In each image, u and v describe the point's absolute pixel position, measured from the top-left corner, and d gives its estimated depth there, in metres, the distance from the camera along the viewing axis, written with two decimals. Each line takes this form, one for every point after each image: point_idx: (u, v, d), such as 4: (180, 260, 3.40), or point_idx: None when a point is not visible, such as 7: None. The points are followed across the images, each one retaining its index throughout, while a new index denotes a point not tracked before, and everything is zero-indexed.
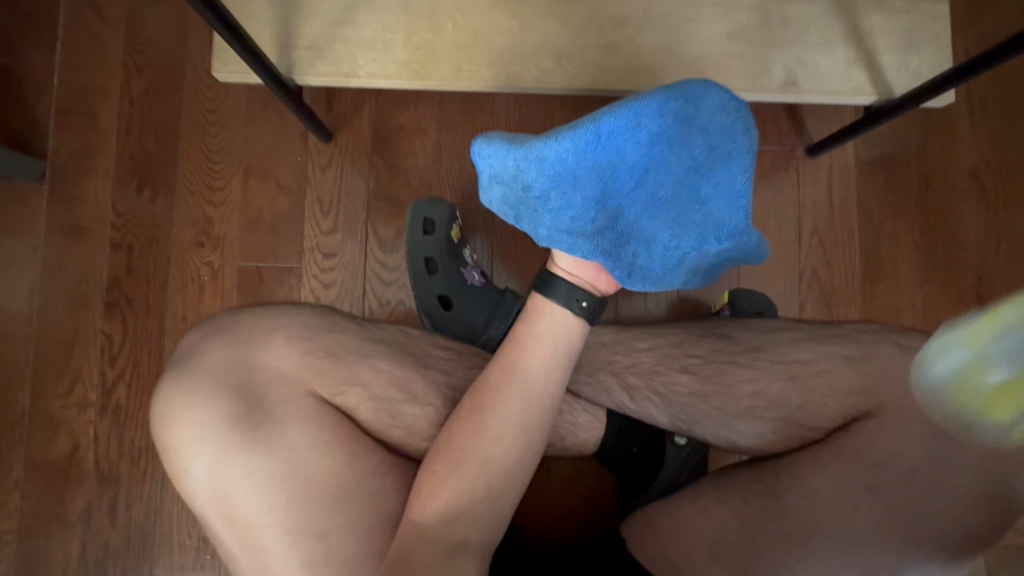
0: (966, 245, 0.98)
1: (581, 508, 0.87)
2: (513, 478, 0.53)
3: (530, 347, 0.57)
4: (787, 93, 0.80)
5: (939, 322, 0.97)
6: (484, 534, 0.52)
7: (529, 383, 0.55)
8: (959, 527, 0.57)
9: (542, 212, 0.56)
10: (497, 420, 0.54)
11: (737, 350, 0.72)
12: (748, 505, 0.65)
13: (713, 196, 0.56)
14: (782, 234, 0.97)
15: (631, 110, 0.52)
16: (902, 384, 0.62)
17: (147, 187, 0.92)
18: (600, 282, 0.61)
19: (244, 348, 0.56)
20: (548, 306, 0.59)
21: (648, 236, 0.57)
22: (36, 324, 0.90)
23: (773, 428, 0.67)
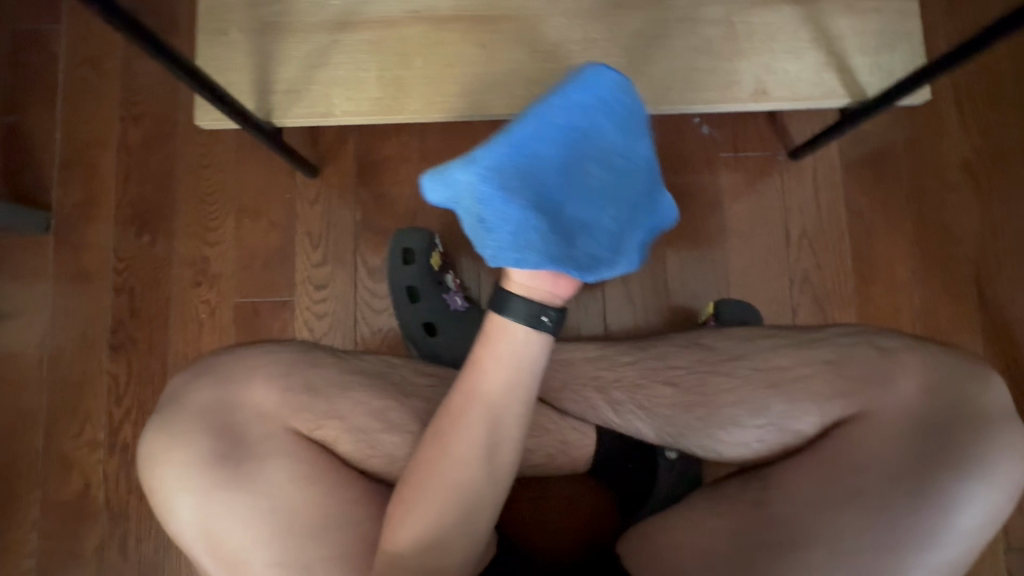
0: (962, 239, 0.96)
1: (585, 528, 0.86)
2: (485, 501, 0.54)
3: (495, 369, 0.55)
4: (757, 101, 0.81)
5: (939, 321, 0.95)
6: (459, 559, 0.53)
7: (493, 405, 0.54)
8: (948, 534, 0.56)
9: (485, 234, 0.53)
10: (460, 446, 0.53)
11: (718, 359, 0.71)
12: (738, 516, 0.64)
13: (632, 170, 0.60)
14: (770, 239, 0.97)
15: (537, 114, 0.56)
16: (882, 389, 0.62)
17: (146, 231, 0.95)
18: (560, 290, 0.57)
19: (226, 388, 0.58)
20: (508, 325, 0.56)
21: (591, 225, 0.57)
22: (48, 368, 0.94)
23: (758, 437, 0.67)
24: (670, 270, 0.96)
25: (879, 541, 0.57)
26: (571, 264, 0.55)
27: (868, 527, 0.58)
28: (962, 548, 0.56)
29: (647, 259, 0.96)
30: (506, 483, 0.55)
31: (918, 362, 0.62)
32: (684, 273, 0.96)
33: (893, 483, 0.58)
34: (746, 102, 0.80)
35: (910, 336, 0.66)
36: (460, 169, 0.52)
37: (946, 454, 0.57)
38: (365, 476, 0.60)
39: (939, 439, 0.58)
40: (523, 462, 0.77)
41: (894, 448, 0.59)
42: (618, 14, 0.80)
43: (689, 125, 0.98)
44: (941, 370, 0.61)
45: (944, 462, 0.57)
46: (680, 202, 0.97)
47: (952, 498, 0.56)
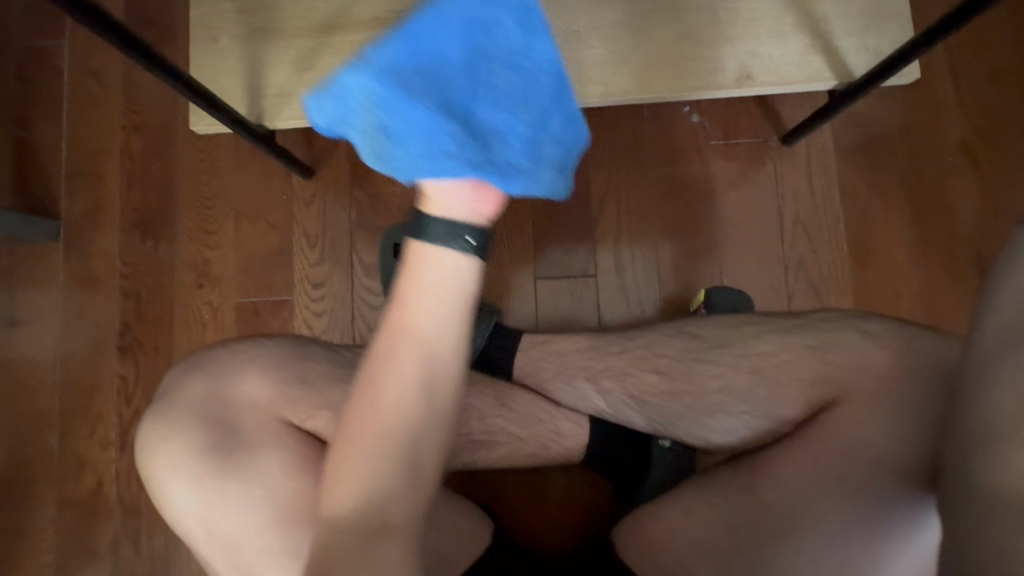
0: (962, 221, 0.95)
1: (580, 522, 0.86)
2: (428, 446, 0.51)
3: (421, 300, 0.52)
4: (742, 87, 0.81)
5: (939, 304, 0.93)
6: (407, 516, 0.50)
7: (422, 341, 0.51)
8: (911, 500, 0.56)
9: (391, 144, 0.47)
10: (390, 386, 0.51)
11: (704, 346, 0.72)
12: (729, 503, 0.64)
13: (545, 70, 0.51)
14: (764, 226, 0.96)
15: (432, 8, 0.48)
16: (858, 370, 0.62)
17: (150, 236, 0.98)
18: (480, 207, 0.52)
19: (218, 380, 0.60)
20: (430, 250, 0.52)
21: (504, 131, 0.50)
22: (61, 371, 0.98)
23: (745, 424, 0.68)
24: (663, 260, 0.96)
25: (856, 516, 0.58)
26: (490, 169, 0.48)
27: (851, 503, 0.58)
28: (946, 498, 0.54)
29: (641, 250, 0.96)
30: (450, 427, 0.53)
31: (897, 343, 0.62)
32: (677, 263, 0.96)
33: (875, 464, 0.58)
34: (731, 88, 0.80)
35: (895, 318, 0.66)
36: (350, 74, 0.46)
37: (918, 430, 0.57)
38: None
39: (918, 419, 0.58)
40: (517, 453, 0.78)
41: (886, 434, 0.58)
42: (599, 5, 0.81)
43: (679, 114, 0.98)
44: (919, 351, 0.61)
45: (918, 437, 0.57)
46: (672, 191, 0.97)
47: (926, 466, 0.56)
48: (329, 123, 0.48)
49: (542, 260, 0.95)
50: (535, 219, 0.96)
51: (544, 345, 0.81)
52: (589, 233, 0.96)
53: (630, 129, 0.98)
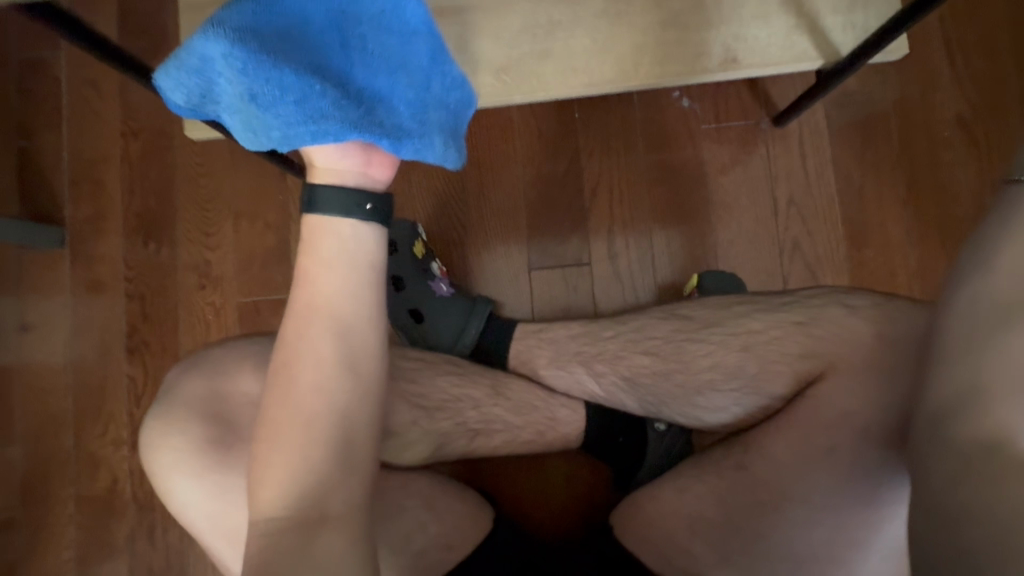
0: (959, 196, 0.94)
1: (581, 507, 0.87)
2: (355, 414, 0.55)
3: (327, 275, 0.56)
4: (727, 70, 0.80)
5: (937, 280, 0.93)
6: (346, 494, 0.52)
7: (331, 313, 0.56)
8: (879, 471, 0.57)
9: (267, 112, 0.48)
10: (307, 364, 0.54)
11: (693, 326, 0.72)
12: (722, 481, 0.66)
13: (417, 33, 0.55)
14: (757, 209, 0.96)
15: None
16: (842, 343, 0.62)
17: (152, 239, 1.01)
18: (372, 171, 0.57)
19: (217, 378, 0.62)
20: (328, 223, 0.56)
21: (384, 96, 0.53)
22: (73, 374, 1.01)
23: (735, 401, 0.68)
24: (656, 246, 0.96)
25: (845, 491, 0.58)
26: (375, 130, 0.50)
27: (840, 475, 0.59)
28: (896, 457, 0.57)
29: (634, 237, 0.96)
30: (375, 394, 0.57)
31: (881, 316, 0.62)
32: (671, 249, 0.96)
33: (863, 436, 0.58)
34: (716, 72, 0.80)
35: (883, 293, 0.66)
36: (206, 43, 0.46)
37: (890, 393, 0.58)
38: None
39: (898, 384, 0.58)
40: (514, 441, 0.79)
41: (873, 405, 0.58)
42: None
43: (669, 99, 0.98)
44: (906, 322, 0.61)
45: (876, 402, 0.58)
46: (663, 177, 0.97)
47: (890, 432, 0.57)
48: (197, 98, 0.49)
49: (537, 250, 0.96)
50: (528, 210, 0.97)
51: (539, 334, 0.82)
52: (582, 221, 0.96)
53: (620, 116, 0.98)
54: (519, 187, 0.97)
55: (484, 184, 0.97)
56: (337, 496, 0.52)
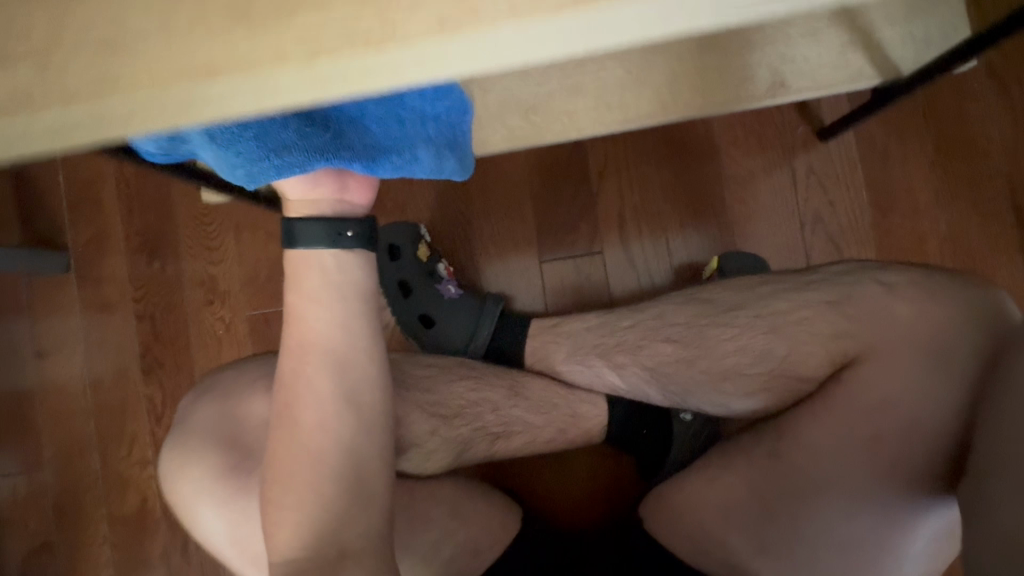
0: (989, 152, 0.89)
1: (610, 498, 0.86)
2: (361, 451, 0.54)
3: (315, 312, 0.53)
4: (775, 95, 0.76)
5: (968, 244, 0.89)
6: (361, 528, 0.53)
7: (325, 352, 0.54)
8: (926, 461, 0.55)
9: (226, 151, 0.42)
10: (308, 407, 0.54)
11: (716, 311, 0.67)
12: (754, 469, 0.63)
13: None
14: (774, 181, 0.91)
15: None
16: (879, 322, 0.59)
17: (155, 257, 0.99)
18: (350, 194, 0.52)
19: (227, 404, 0.60)
20: (309, 256, 0.52)
21: (357, 116, 0.48)
22: (93, 396, 1.01)
23: (763, 384, 0.63)
24: (671, 228, 0.92)
25: (887, 482, 0.56)
26: (348, 156, 0.46)
27: (882, 467, 0.56)
28: (934, 449, 0.54)
29: (647, 221, 0.92)
30: (379, 428, 0.56)
31: (918, 292, 0.59)
32: (685, 230, 0.92)
33: (906, 423, 0.56)
34: (763, 100, 0.76)
35: (919, 267, 0.62)
36: None
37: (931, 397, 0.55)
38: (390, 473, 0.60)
39: (946, 378, 0.55)
40: (536, 441, 0.77)
41: (911, 386, 0.56)
42: None
43: None
44: (944, 299, 0.58)
45: (906, 406, 0.56)
46: (673, 154, 0.92)
47: (919, 440, 0.55)
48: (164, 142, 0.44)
49: (546, 241, 0.93)
50: (534, 199, 0.93)
51: (554, 329, 0.79)
52: (591, 207, 0.93)
53: None
54: (522, 176, 0.93)
55: (488, 176, 0.93)
56: (352, 536, 0.53)
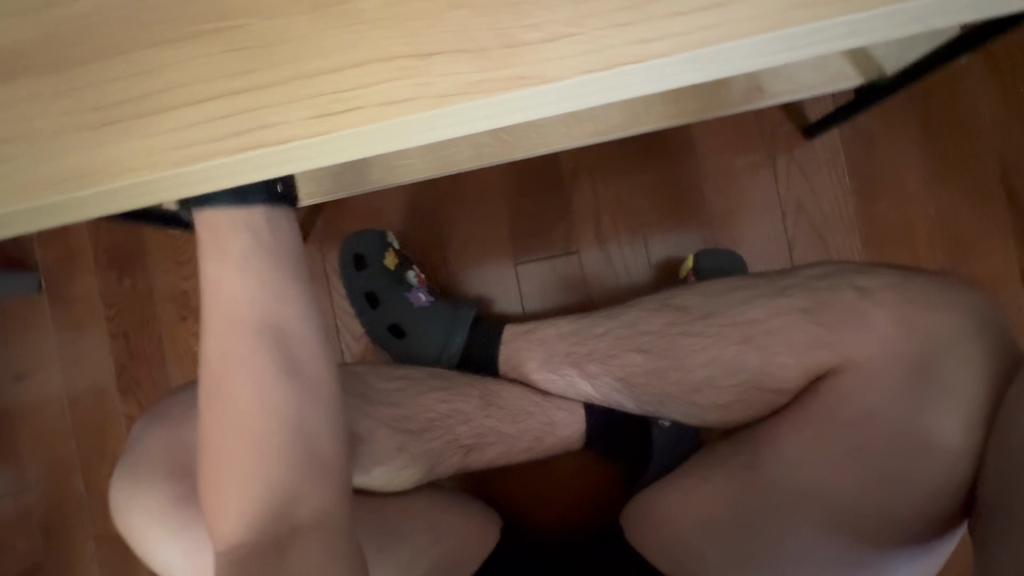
0: (981, 131, 0.85)
1: (596, 505, 0.84)
2: (311, 422, 0.47)
3: (235, 274, 0.43)
4: (752, 101, 0.73)
5: (959, 229, 0.85)
6: (315, 498, 0.46)
7: (256, 325, 0.45)
8: (913, 479, 0.51)
9: None
10: (240, 378, 0.45)
11: (690, 318, 0.63)
12: (732, 481, 0.60)
13: None
14: (755, 171, 0.88)
15: None
16: (857, 334, 0.54)
17: (125, 274, 0.97)
18: None
19: (180, 428, 0.56)
20: (229, 221, 0.43)
21: None
22: (73, 417, 1.00)
23: (736, 396, 0.60)
24: (649, 224, 0.89)
25: (870, 498, 0.53)
26: None
27: (865, 482, 0.53)
28: (922, 465, 0.51)
29: (625, 218, 0.89)
30: (326, 398, 0.48)
31: (896, 299, 0.55)
32: (663, 225, 0.89)
33: (890, 436, 0.52)
34: (741, 106, 0.72)
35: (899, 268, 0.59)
36: None
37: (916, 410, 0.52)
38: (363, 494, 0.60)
39: (925, 391, 0.52)
40: (512, 451, 0.75)
41: (892, 399, 0.53)
42: None
43: None
44: (925, 307, 0.54)
45: (889, 414, 0.53)
46: (649, 147, 0.89)
47: (910, 449, 0.51)
48: None
49: (521, 243, 0.90)
50: (508, 199, 0.90)
51: (528, 334, 0.76)
52: (566, 205, 0.90)
53: None
54: (494, 177, 0.90)
55: (459, 177, 0.90)
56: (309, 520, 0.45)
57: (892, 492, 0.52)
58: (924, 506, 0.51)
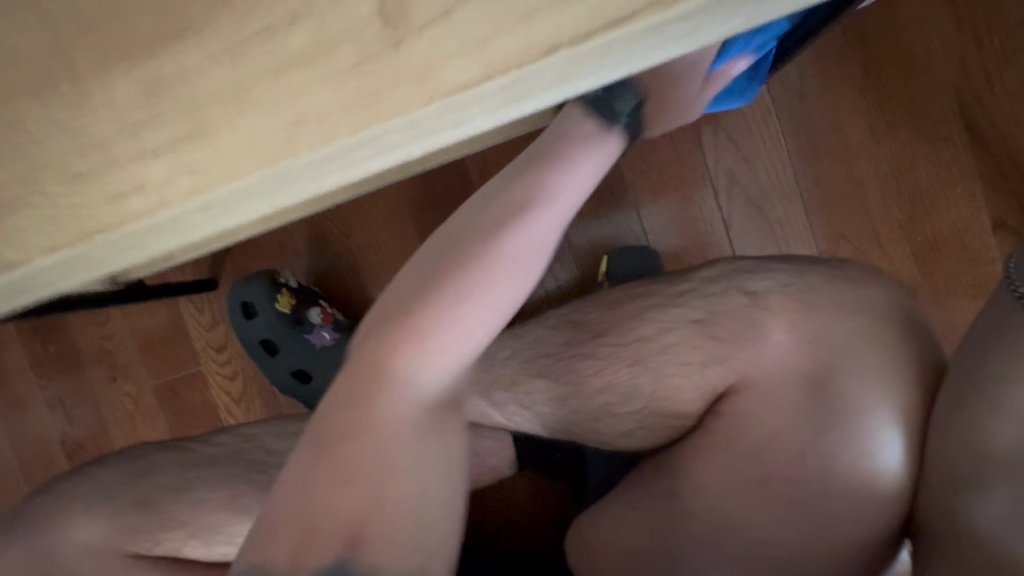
0: (931, 65, 0.75)
1: (554, 521, 0.77)
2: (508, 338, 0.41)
3: (564, 173, 0.40)
4: None
5: (914, 179, 0.76)
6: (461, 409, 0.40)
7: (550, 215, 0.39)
8: (831, 507, 0.47)
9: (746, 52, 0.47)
10: (505, 265, 0.38)
11: (584, 338, 0.58)
12: (651, 514, 0.51)
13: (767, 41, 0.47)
14: (680, 144, 0.79)
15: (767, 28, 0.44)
16: (749, 349, 0.50)
17: (51, 342, 0.94)
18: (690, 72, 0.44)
19: (43, 538, 0.55)
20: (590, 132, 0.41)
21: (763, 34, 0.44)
22: (13, 497, 0.95)
23: (638, 421, 0.54)
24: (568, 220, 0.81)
25: (791, 530, 0.47)
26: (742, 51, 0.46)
27: (779, 513, 0.47)
28: (841, 487, 0.46)
29: None
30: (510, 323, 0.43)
31: (792, 304, 0.51)
32: (587, 219, 0.81)
33: (797, 461, 0.47)
34: None
35: (789, 261, 0.55)
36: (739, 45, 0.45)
37: (834, 443, 0.47)
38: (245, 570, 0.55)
39: (826, 412, 0.47)
40: None
41: (787, 418, 0.48)
42: None
43: None
44: (821, 313, 0.50)
45: (794, 438, 0.47)
46: None
47: (819, 472, 0.47)
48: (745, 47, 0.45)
49: None
50: (414, 214, 0.81)
51: None
52: None
53: None
54: (397, 187, 0.81)
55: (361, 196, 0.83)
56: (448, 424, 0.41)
57: (813, 524, 0.47)
58: (844, 538, 0.47)
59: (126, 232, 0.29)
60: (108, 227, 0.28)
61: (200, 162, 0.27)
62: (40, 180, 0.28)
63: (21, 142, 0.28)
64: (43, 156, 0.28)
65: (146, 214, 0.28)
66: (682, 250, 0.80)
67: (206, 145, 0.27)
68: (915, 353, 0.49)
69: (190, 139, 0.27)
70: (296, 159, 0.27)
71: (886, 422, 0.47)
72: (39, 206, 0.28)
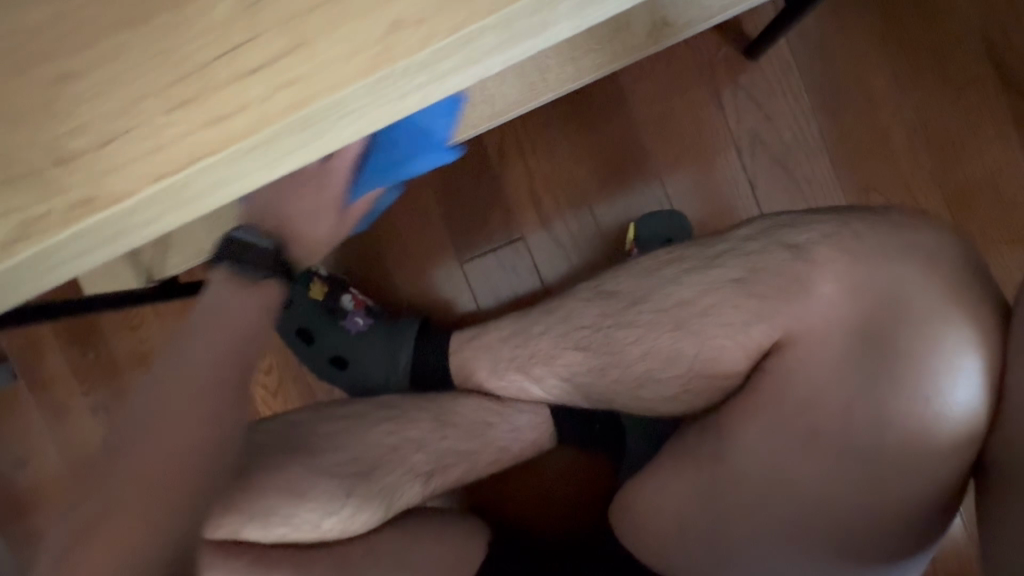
0: (956, 7, 0.73)
1: (593, 492, 0.77)
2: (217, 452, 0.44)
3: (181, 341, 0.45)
4: (658, 42, 0.61)
5: (943, 126, 0.74)
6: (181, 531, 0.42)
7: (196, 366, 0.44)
8: (889, 455, 0.46)
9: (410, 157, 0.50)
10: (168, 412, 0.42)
11: (620, 307, 0.58)
12: (701, 474, 0.52)
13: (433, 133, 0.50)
14: (699, 108, 0.78)
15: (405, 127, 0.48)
16: (793, 304, 0.50)
17: (88, 348, 0.96)
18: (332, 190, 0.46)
19: None
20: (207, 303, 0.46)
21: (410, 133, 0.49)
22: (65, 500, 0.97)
23: (681, 385, 0.54)
24: (589, 193, 0.80)
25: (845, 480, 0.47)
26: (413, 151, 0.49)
27: (829, 465, 0.48)
28: (901, 435, 0.46)
29: (566, 192, 0.80)
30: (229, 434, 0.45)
31: (836, 255, 0.50)
32: (608, 190, 0.80)
33: (847, 411, 0.47)
34: (646, 49, 0.61)
35: (829, 212, 0.54)
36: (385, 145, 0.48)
37: (904, 384, 0.46)
38: (304, 549, 0.57)
39: (879, 362, 0.46)
40: (477, 467, 0.68)
41: (835, 373, 0.48)
42: None
43: None
44: (869, 262, 0.49)
45: (846, 389, 0.47)
46: (579, 103, 0.79)
47: (874, 422, 0.46)
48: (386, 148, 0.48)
49: (458, 238, 0.81)
50: (436, 196, 0.81)
51: (473, 341, 0.69)
52: (500, 194, 0.80)
53: None
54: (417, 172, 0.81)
55: None
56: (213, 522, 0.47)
57: (869, 473, 0.47)
58: (901, 486, 0.47)
59: (222, 157, 0.22)
60: (190, 159, 0.21)
61: (308, 75, 0.21)
62: (143, 109, 0.21)
63: (114, 62, 0.21)
64: (141, 82, 0.21)
65: (242, 138, 0.21)
66: (707, 214, 0.79)
67: (312, 55, 0.21)
68: (975, 293, 0.48)
69: (294, 52, 0.21)
70: (399, 64, 0.21)
71: (960, 354, 0.46)
72: (141, 135, 0.21)
